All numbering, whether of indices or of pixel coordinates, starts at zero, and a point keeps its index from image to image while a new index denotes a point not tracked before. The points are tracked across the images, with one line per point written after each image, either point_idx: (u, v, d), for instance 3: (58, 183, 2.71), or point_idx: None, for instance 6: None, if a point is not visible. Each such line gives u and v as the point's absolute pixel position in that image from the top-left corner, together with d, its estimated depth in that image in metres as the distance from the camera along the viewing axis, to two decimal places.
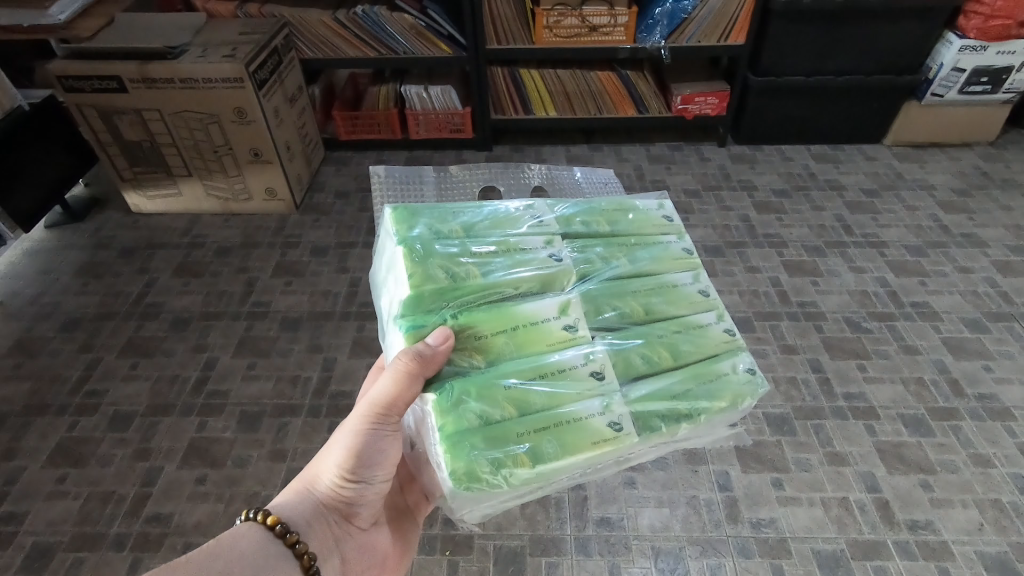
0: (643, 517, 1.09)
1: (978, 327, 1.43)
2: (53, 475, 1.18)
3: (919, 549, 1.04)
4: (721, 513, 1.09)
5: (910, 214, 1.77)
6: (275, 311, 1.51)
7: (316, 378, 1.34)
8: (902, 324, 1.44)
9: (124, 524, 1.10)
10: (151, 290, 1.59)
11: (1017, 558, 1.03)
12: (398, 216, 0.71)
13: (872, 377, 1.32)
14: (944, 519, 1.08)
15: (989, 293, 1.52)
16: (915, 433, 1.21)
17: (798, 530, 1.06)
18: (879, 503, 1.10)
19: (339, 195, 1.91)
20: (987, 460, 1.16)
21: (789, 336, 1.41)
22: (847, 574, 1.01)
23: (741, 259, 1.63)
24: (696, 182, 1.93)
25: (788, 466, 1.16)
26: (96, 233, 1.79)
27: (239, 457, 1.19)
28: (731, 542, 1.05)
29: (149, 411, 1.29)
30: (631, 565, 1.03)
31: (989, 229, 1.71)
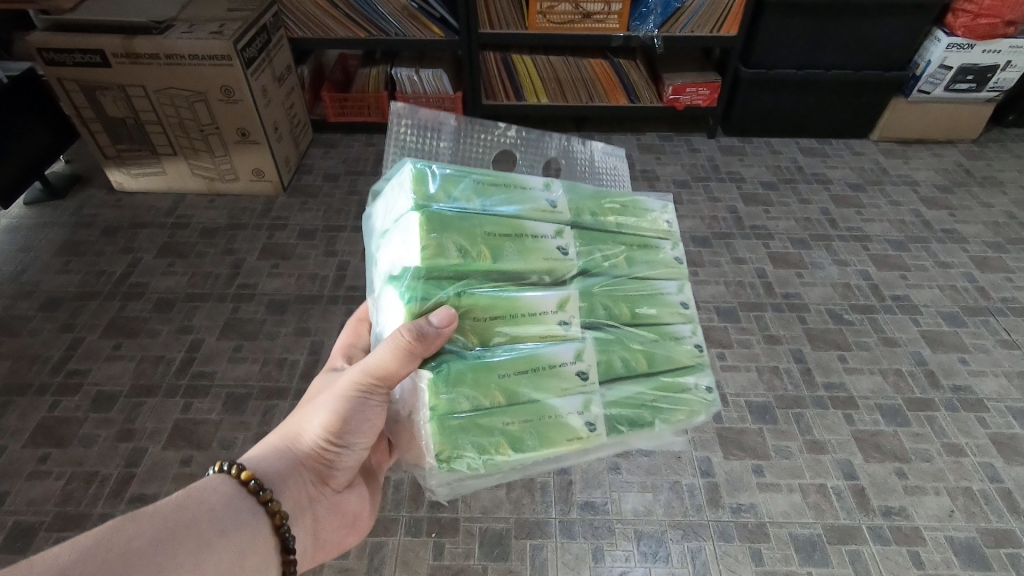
0: (626, 502, 1.11)
1: (955, 321, 1.46)
2: (35, 455, 1.17)
3: (891, 533, 1.07)
4: (702, 498, 1.11)
5: (893, 209, 1.80)
6: (262, 293, 1.50)
7: (303, 361, 1.34)
8: (882, 316, 1.47)
9: (108, 505, 1.09)
10: (135, 269, 1.57)
11: (985, 543, 1.06)
12: (417, 168, 0.61)
13: (852, 367, 1.35)
14: (916, 505, 1.11)
15: (967, 288, 1.55)
16: (892, 423, 1.24)
17: (776, 514, 1.09)
18: (855, 490, 1.13)
19: (328, 177, 1.89)
20: (959, 450, 1.20)
21: (772, 326, 1.44)
22: (823, 557, 1.04)
23: (728, 250, 1.65)
24: (685, 172, 1.94)
25: (769, 454, 1.18)
26: (78, 210, 1.76)
27: (224, 440, 1.19)
28: (712, 526, 1.07)
29: (133, 392, 1.28)
30: (613, 548, 1.04)
31: (970, 226, 1.74)
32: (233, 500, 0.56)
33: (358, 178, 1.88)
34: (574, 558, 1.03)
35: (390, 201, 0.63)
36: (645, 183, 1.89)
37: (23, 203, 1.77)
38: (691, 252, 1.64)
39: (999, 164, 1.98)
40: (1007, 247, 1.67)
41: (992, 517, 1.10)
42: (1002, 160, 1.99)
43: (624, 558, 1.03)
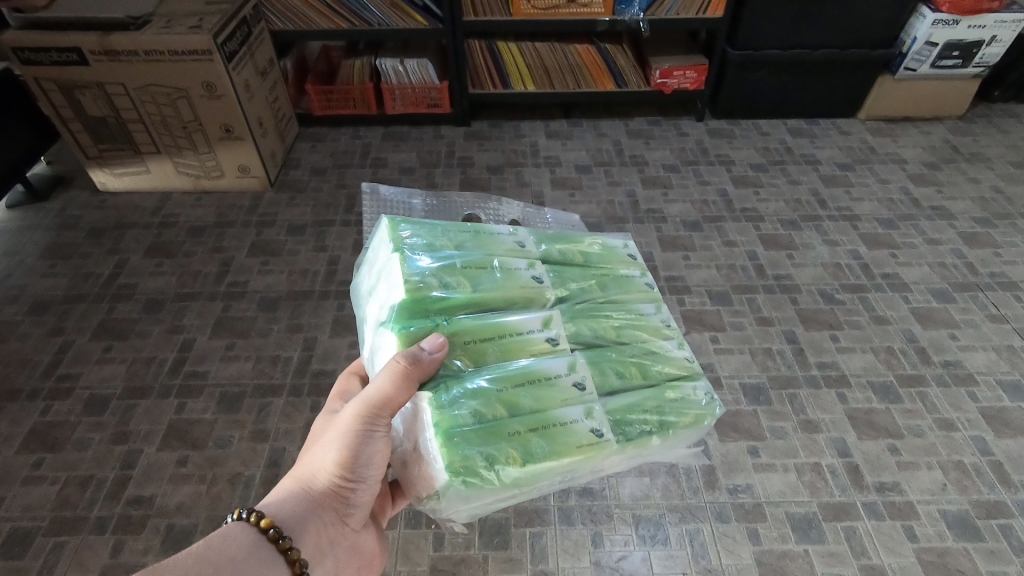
0: (624, 486, 1.12)
1: (945, 297, 1.47)
2: (27, 459, 1.16)
3: (879, 509, 1.09)
4: (699, 480, 1.12)
5: (880, 187, 1.81)
6: (252, 291, 1.49)
7: (297, 358, 1.33)
8: (873, 295, 1.48)
9: (102, 506, 1.08)
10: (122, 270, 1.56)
11: (977, 515, 1.08)
12: (394, 224, 0.72)
13: (839, 344, 1.36)
14: (909, 480, 1.13)
15: (956, 264, 1.56)
16: (884, 400, 1.25)
17: (766, 493, 1.11)
18: (849, 468, 1.14)
19: (315, 171, 1.87)
20: (950, 424, 1.21)
21: (762, 307, 1.44)
22: (819, 535, 1.05)
23: (719, 234, 1.65)
24: (674, 156, 1.93)
25: (763, 434, 1.19)
26: (59, 213, 1.73)
27: (220, 438, 1.18)
28: (709, 508, 1.08)
29: (122, 393, 1.27)
30: (612, 532, 1.05)
31: (955, 202, 1.76)
32: (254, 551, 0.58)
33: (346, 171, 1.86)
34: (567, 542, 1.04)
35: (373, 260, 0.73)
36: (631, 168, 1.89)
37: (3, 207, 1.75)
38: (680, 235, 1.64)
39: (982, 140, 1.99)
40: (994, 222, 1.69)
41: (983, 489, 1.11)
42: (987, 136, 2.01)
43: (622, 542, 1.04)
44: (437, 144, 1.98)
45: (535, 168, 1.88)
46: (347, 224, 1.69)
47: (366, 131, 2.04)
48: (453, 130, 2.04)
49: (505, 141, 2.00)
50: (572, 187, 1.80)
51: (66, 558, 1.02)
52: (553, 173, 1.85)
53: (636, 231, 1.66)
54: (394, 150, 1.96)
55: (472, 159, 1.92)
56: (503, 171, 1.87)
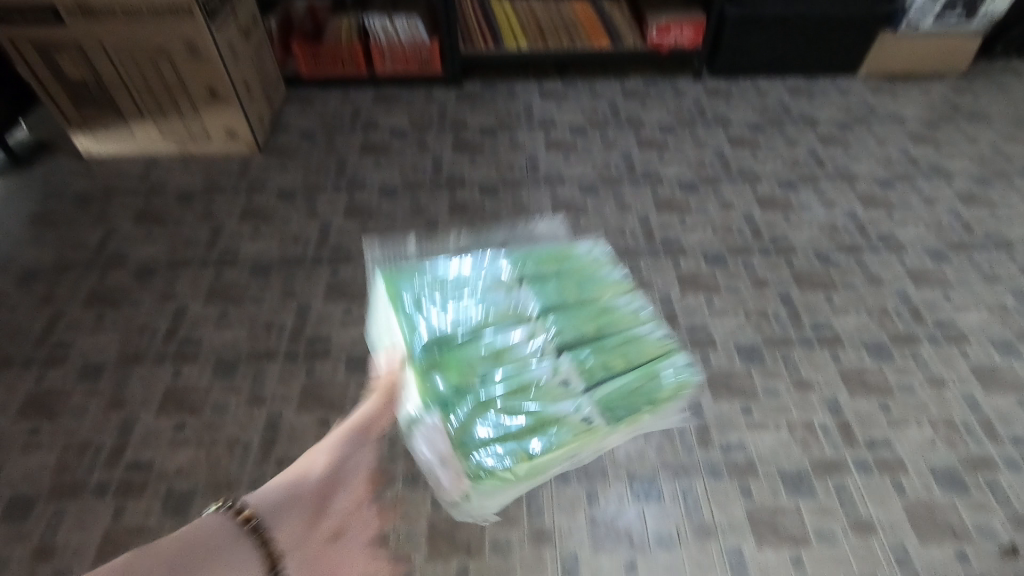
0: (619, 447, 1.12)
1: (940, 258, 1.47)
2: (25, 427, 1.16)
3: (872, 463, 1.11)
4: (693, 439, 1.14)
5: (878, 147, 1.78)
6: (243, 258, 1.47)
7: (291, 324, 1.32)
8: (868, 256, 1.47)
9: (105, 472, 1.10)
10: (110, 239, 1.53)
11: (965, 470, 1.10)
12: None
13: (834, 304, 1.36)
14: (900, 438, 1.14)
15: (953, 224, 1.55)
16: (876, 359, 1.26)
17: (761, 450, 1.12)
18: (841, 426, 1.16)
19: (305, 135, 1.83)
20: (942, 382, 1.23)
21: (757, 269, 1.44)
22: (810, 491, 1.07)
23: (716, 196, 1.63)
24: (671, 117, 1.90)
25: (757, 394, 1.20)
26: (44, 181, 1.70)
27: (217, 403, 1.19)
28: (703, 466, 1.10)
29: (116, 360, 1.27)
30: (607, 490, 1.07)
31: (953, 161, 1.74)
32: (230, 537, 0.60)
33: (337, 136, 1.82)
34: (565, 500, 1.06)
35: None
36: (627, 128, 1.85)
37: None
38: (675, 198, 1.62)
39: (984, 96, 1.96)
40: (991, 180, 1.68)
41: (971, 445, 1.13)
42: (988, 92, 1.97)
43: (617, 499, 1.06)
44: (428, 106, 1.94)
45: (529, 131, 1.84)
46: (338, 189, 1.66)
47: (355, 91, 1.98)
48: (446, 90, 1.99)
49: (498, 103, 1.95)
50: (567, 150, 1.77)
51: (72, 523, 1.04)
52: (548, 135, 1.82)
53: (632, 195, 1.64)
54: (385, 113, 1.91)
55: (466, 121, 1.88)
56: (497, 133, 1.83)
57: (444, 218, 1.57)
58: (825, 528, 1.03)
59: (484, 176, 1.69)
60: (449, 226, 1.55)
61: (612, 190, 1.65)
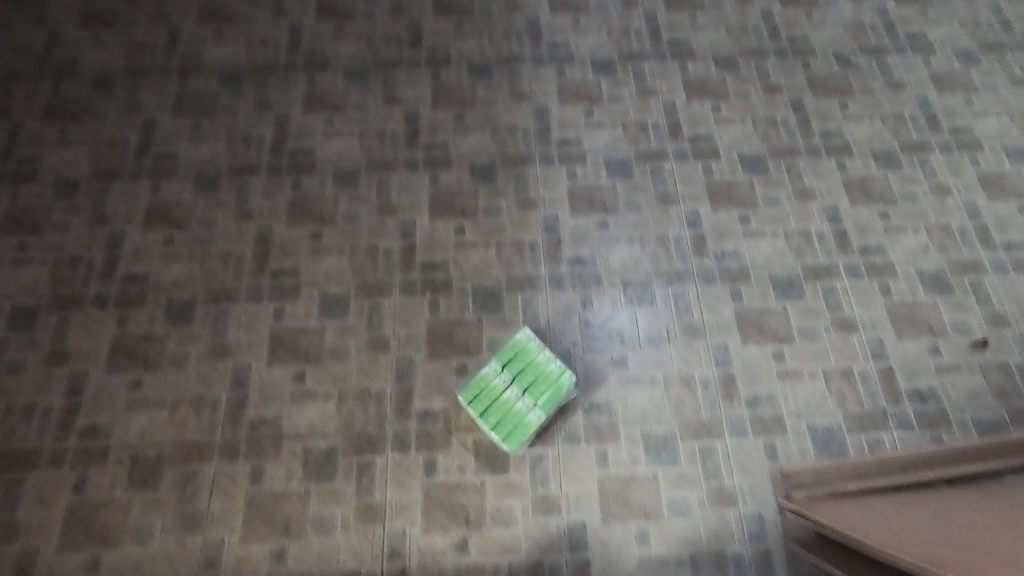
0: (595, 352, 1.65)
1: (861, 183, 1.85)
2: (173, 371, 1.62)
3: (782, 398, 1.59)
4: (643, 347, 1.65)
5: (849, 84, 2.00)
6: (304, 217, 1.81)
7: (352, 260, 1.75)
8: (801, 174, 1.86)
9: (237, 438, 1.56)
10: (185, 190, 1.85)
11: (838, 426, 1.56)
12: None
13: (778, 261, 1.75)
14: (786, 394, 1.60)
15: (883, 157, 1.88)
16: (781, 296, 1.70)
17: (705, 384, 1.61)
18: (742, 370, 1.62)
19: (341, 71, 2.01)
20: (837, 326, 1.67)
21: (723, 223, 1.80)
22: (712, 433, 1.56)
23: (694, 118, 1.95)
24: (664, 30, 2.09)
25: (694, 296, 1.71)
26: (105, 124, 1.94)
27: (304, 359, 1.63)
28: (646, 397, 1.60)
29: (224, 315, 1.69)
30: (577, 421, 1.57)
31: (911, 95, 1.98)
32: None
33: (368, 68, 2.03)
34: (567, 427, 1.57)
35: None
36: (621, 34, 2.09)
37: (50, 123, 1.94)
38: (663, 149, 1.90)
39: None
40: (940, 126, 1.93)
41: (850, 405, 1.58)
42: (964, 10, 2.12)
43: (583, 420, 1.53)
44: (448, 22, 2.11)
45: (537, 69, 2.03)
46: (371, 139, 1.92)
47: (371, 17, 2.12)
48: (457, 20, 2.12)
49: (505, 18, 2.12)
50: (572, 95, 1.98)
51: (224, 477, 1.52)
52: (554, 76, 2.01)
53: (626, 146, 1.91)
54: (403, 29, 2.10)
55: (478, 57, 2.05)
56: (510, 73, 2.02)
57: (467, 175, 1.86)
58: (741, 466, 1.53)
59: (499, 128, 1.94)
60: (472, 183, 1.85)
61: (609, 143, 1.91)
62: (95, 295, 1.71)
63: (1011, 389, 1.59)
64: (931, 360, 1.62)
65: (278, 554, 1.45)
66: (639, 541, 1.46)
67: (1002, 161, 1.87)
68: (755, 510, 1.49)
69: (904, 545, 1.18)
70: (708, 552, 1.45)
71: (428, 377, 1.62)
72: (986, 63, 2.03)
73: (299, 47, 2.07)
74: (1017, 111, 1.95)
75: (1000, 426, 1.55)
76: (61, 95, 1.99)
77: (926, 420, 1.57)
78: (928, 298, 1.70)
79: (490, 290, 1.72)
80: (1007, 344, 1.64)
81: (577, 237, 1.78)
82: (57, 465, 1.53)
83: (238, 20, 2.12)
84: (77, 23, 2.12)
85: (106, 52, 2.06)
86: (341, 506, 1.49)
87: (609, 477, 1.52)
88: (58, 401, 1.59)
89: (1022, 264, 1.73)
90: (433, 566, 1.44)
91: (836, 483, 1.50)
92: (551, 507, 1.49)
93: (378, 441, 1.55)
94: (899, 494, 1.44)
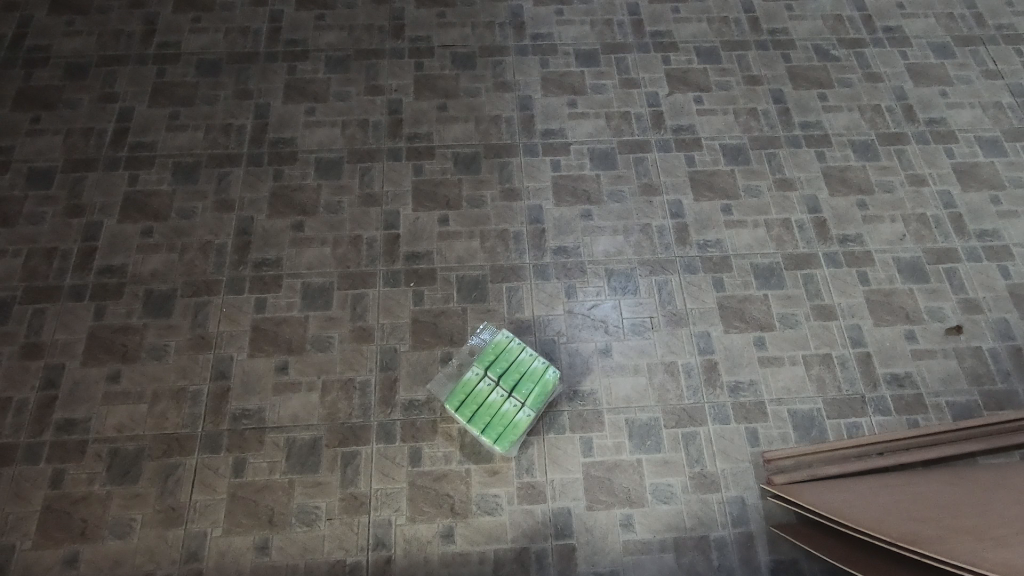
0: (579, 341, 1.65)
1: (841, 173, 1.87)
2: (152, 364, 1.60)
3: (764, 384, 1.62)
4: (627, 336, 1.66)
5: (828, 76, 2.02)
6: (286, 207, 1.79)
7: (334, 250, 1.74)
8: (782, 164, 1.89)
9: (219, 430, 1.54)
10: (163, 180, 1.81)
11: (818, 411, 1.59)
12: None
13: (759, 250, 1.77)
14: (767, 382, 1.62)
15: (862, 149, 1.91)
16: (763, 285, 1.72)
17: (688, 372, 1.63)
18: (725, 357, 1.64)
19: (322, 60, 1.99)
20: (818, 313, 1.69)
21: (705, 213, 1.81)
22: (695, 420, 1.58)
23: (677, 109, 1.96)
24: (647, 22, 2.10)
25: (677, 285, 1.72)
26: (79, 113, 1.90)
27: (286, 350, 1.62)
28: (630, 385, 1.61)
29: (203, 307, 1.66)
30: (561, 410, 1.58)
31: (888, 87, 2.01)
32: None
33: (350, 57, 2.01)
34: (552, 415, 1.57)
35: None
36: (605, 25, 2.09)
37: (22, 112, 1.90)
38: (646, 139, 1.91)
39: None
40: (916, 118, 1.96)
41: (830, 391, 1.61)
42: (939, 3, 2.16)
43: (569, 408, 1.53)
44: (430, 12, 2.10)
45: (520, 59, 2.02)
46: (354, 129, 1.90)
47: (352, 6, 2.10)
48: (440, 9, 2.11)
49: (490, 8, 2.11)
50: (556, 86, 1.98)
51: (205, 470, 1.50)
52: (538, 66, 2.01)
53: (609, 136, 1.91)
54: (385, 19, 2.08)
55: (461, 47, 2.04)
56: (493, 64, 2.01)
57: (451, 165, 1.86)
58: (723, 452, 1.55)
59: (483, 118, 1.93)
60: (456, 173, 1.85)
61: (592, 133, 1.92)
62: (71, 288, 1.68)
63: (984, 373, 1.63)
64: (907, 346, 1.66)
65: (261, 546, 1.44)
66: (624, 527, 1.47)
67: (975, 152, 1.92)
68: (737, 494, 1.51)
69: (881, 524, 1.21)
70: (692, 536, 1.47)
71: (413, 366, 1.61)
72: (960, 56, 2.07)
73: (279, 36, 2.04)
74: (990, 103, 1.99)
75: (974, 410, 1.59)
76: (33, 83, 1.94)
77: (903, 404, 1.60)
78: (905, 286, 1.73)
79: (475, 280, 1.71)
80: (980, 330, 1.68)
81: (561, 228, 1.79)
82: (32, 459, 1.50)
83: (217, 9, 2.09)
84: (48, 10, 2.07)
85: (79, 40, 2.01)
86: (325, 496, 1.48)
87: (594, 464, 1.53)
88: (33, 395, 1.56)
89: (994, 252, 1.78)
90: (418, 555, 1.44)
91: (816, 467, 1.52)
92: (536, 495, 1.50)
93: (362, 432, 1.54)
94: (877, 477, 1.47)
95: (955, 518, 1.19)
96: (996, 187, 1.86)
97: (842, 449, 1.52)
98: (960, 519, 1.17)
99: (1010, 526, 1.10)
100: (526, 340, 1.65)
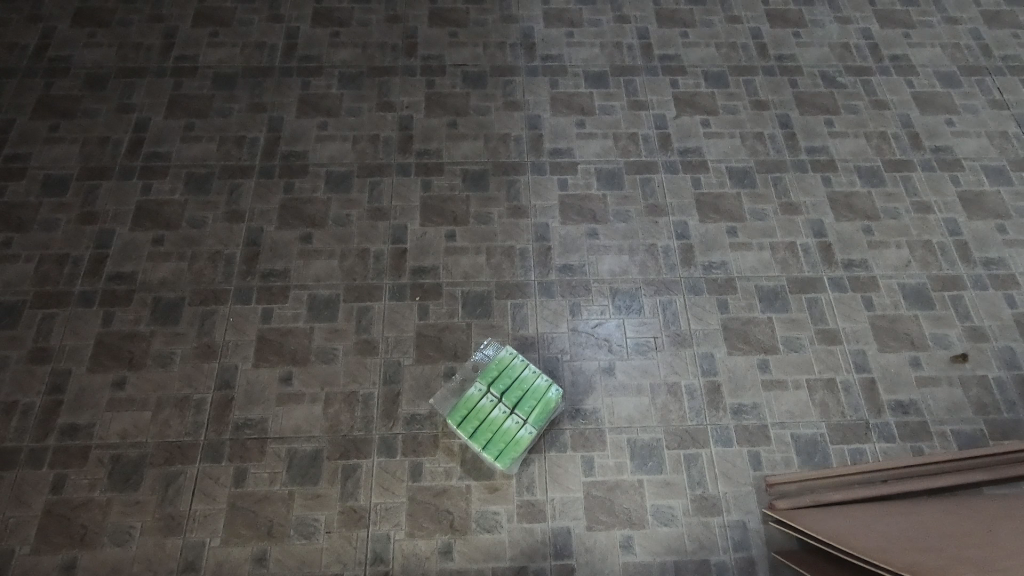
0: (582, 359, 1.65)
1: (847, 198, 1.88)
2: (157, 371, 1.61)
3: (767, 408, 1.61)
4: (631, 354, 1.66)
5: (834, 102, 2.04)
6: (295, 219, 1.81)
7: (341, 262, 1.75)
8: (789, 187, 1.90)
9: (221, 439, 1.54)
10: (176, 190, 1.84)
11: (822, 436, 1.58)
12: None
13: (764, 273, 1.77)
14: (771, 405, 1.61)
15: (868, 174, 1.92)
16: (768, 308, 1.72)
17: (691, 393, 1.62)
18: (728, 380, 1.63)
19: (335, 78, 2.03)
20: (825, 337, 1.69)
21: (711, 235, 1.82)
22: (697, 443, 1.56)
23: (683, 131, 1.98)
24: (655, 46, 2.13)
25: (682, 305, 1.72)
26: (97, 123, 1.94)
27: (290, 362, 1.62)
28: (633, 403, 1.61)
29: (211, 316, 1.68)
30: (563, 426, 1.58)
31: (895, 115, 2.02)
32: None
33: (363, 74, 2.04)
34: (553, 434, 1.57)
35: None
36: (614, 47, 2.12)
37: (41, 120, 1.93)
38: (653, 161, 1.93)
39: (932, 21, 2.21)
40: (922, 145, 1.98)
41: (835, 416, 1.60)
42: (945, 33, 2.19)
43: None
44: (443, 31, 2.14)
45: (530, 79, 2.05)
46: (364, 144, 1.93)
47: (367, 25, 2.14)
48: (452, 29, 2.14)
49: (500, 28, 2.14)
50: (564, 106, 2.01)
51: (206, 479, 1.50)
52: (547, 87, 2.04)
53: (616, 156, 1.93)
54: (398, 37, 2.12)
55: (472, 67, 2.07)
56: (503, 83, 2.04)
57: (459, 181, 1.88)
58: (725, 475, 1.53)
59: (492, 136, 1.95)
60: (463, 190, 1.86)
61: (600, 153, 1.93)
62: (81, 294, 1.69)
63: (990, 403, 1.62)
64: (912, 373, 1.65)
65: (258, 558, 1.43)
66: (623, 548, 1.46)
67: (981, 180, 1.92)
68: (739, 518, 1.49)
69: (883, 553, 1.19)
70: (692, 560, 1.45)
71: (415, 381, 1.61)
72: (967, 85, 2.08)
73: (294, 52, 2.08)
74: (996, 132, 2.00)
75: (980, 439, 1.58)
76: (52, 93, 1.98)
77: (908, 432, 1.58)
78: (910, 312, 1.73)
79: (480, 296, 1.72)
80: (986, 358, 1.67)
81: (566, 246, 1.80)
82: (35, 464, 1.50)
83: (235, 23, 2.13)
84: (71, 22, 2.11)
85: (99, 52, 2.06)
86: (325, 509, 1.48)
87: (594, 484, 1.52)
88: (39, 399, 1.57)
89: (1000, 280, 1.77)
90: (416, 571, 1.42)
91: (820, 494, 1.50)
92: (536, 513, 1.49)
93: (363, 445, 1.54)
94: (882, 506, 1.45)
95: (960, 548, 1.17)
96: (1002, 216, 1.86)
97: (846, 475, 1.51)
98: (965, 550, 1.15)
99: (1015, 557, 1.08)
100: (530, 357, 1.65)
